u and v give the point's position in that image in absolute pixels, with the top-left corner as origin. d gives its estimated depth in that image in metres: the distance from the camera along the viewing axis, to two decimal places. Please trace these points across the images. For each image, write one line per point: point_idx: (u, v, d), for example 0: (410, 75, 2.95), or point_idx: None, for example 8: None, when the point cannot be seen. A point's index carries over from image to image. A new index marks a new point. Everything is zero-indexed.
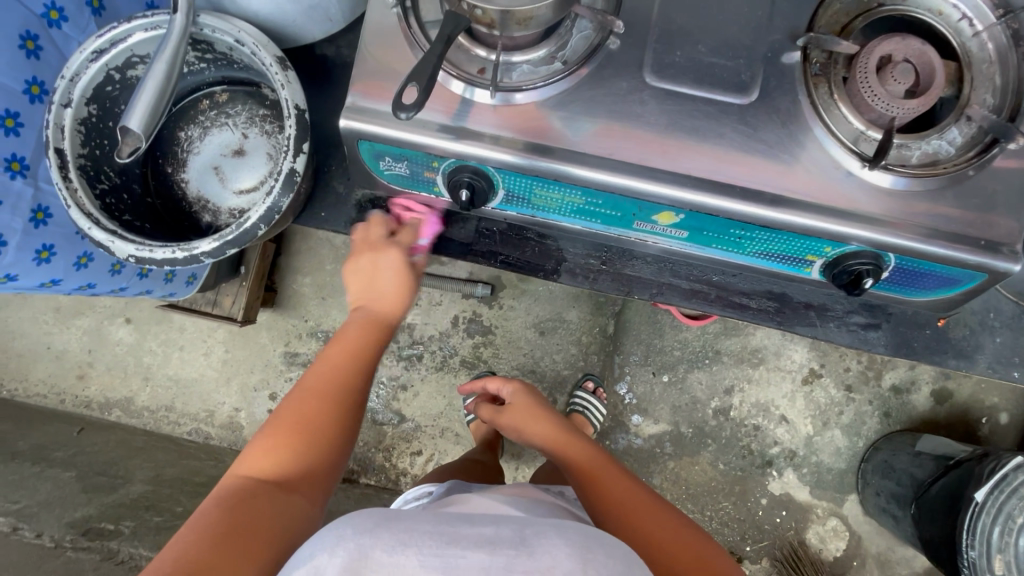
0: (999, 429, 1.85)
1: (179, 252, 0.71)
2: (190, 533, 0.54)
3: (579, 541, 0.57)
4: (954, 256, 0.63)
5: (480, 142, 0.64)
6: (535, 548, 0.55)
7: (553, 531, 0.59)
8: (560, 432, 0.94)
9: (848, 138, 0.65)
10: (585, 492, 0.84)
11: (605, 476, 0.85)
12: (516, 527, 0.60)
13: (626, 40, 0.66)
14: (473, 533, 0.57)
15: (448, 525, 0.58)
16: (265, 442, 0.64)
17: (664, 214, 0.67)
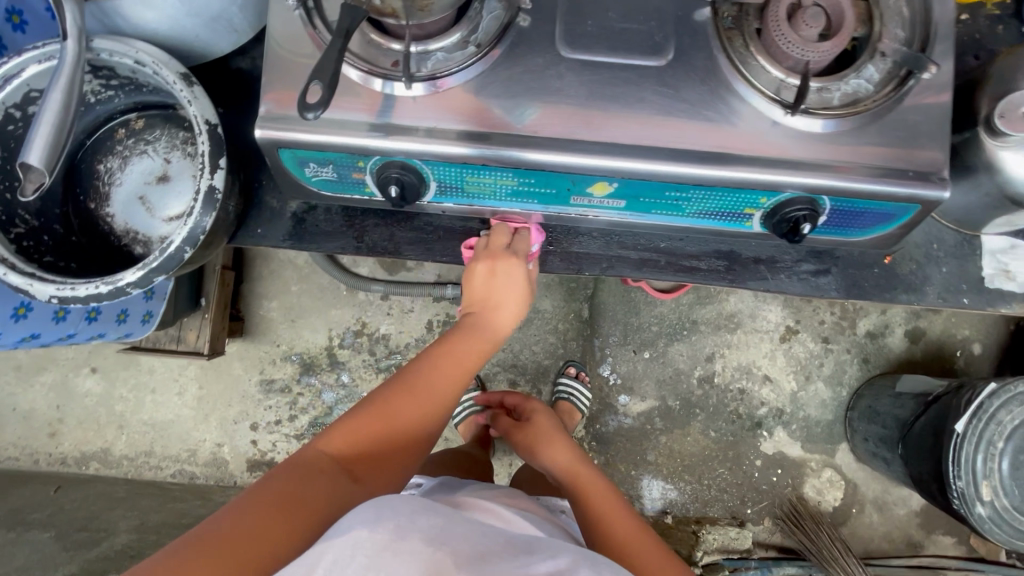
0: (974, 360, 1.88)
1: (102, 286, 0.68)
2: (254, 494, 0.57)
3: (602, 569, 0.60)
4: (886, 190, 0.64)
5: (401, 136, 0.63)
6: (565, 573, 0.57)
7: (576, 560, 0.61)
8: (581, 469, 0.90)
9: (769, 88, 0.65)
10: (599, 537, 0.79)
11: (621, 524, 0.80)
12: (536, 548, 0.63)
13: (536, 16, 0.66)
14: (501, 547, 0.60)
15: (477, 533, 0.61)
16: (354, 423, 0.67)
17: (598, 185, 0.66)
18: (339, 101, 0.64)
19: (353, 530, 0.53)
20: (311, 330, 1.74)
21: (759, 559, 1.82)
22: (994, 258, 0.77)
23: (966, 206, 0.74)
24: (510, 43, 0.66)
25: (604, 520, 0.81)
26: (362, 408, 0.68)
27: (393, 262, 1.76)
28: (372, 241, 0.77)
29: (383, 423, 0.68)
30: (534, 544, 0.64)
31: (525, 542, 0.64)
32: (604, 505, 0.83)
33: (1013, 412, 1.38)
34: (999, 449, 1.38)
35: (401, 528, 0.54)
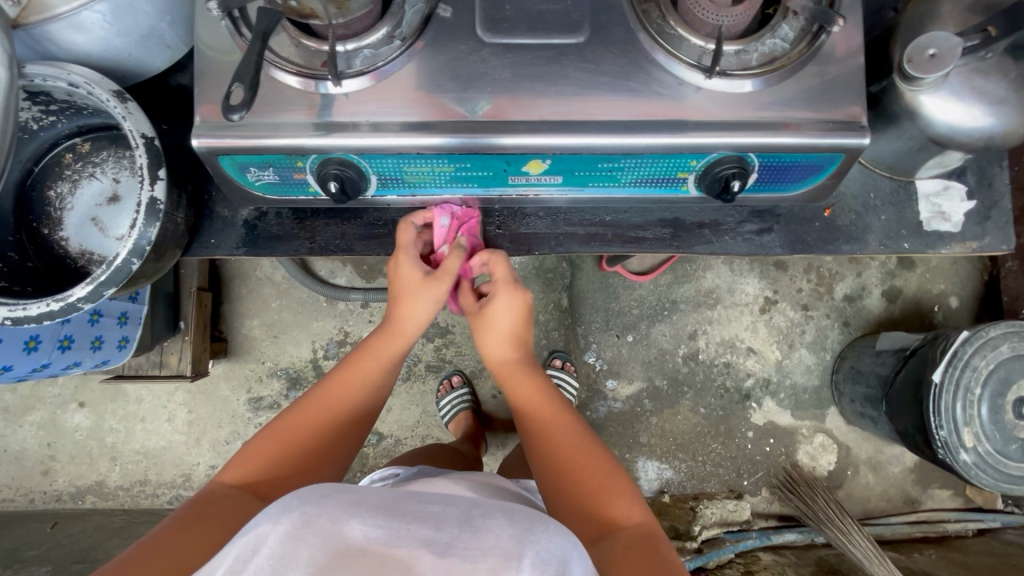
0: (953, 314, 1.90)
1: (53, 303, 0.69)
2: (166, 524, 0.63)
3: (522, 521, 0.59)
4: (810, 142, 0.66)
5: (335, 133, 0.64)
6: (478, 529, 0.57)
7: (494, 513, 0.61)
8: (523, 373, 0.84)
9: (689, 56, 0.66)
10: (543, 457, 0.77)
11: (566, 443, 0.77)
12: (463, 508, 0.62)
13: (456, 6, 0.68)
14: (422, 513, 0.59)
15: (399, 502, 0.60)
16: (257, 449, 0.73)
17: (532, 163, 0.68)
18: (272, 105, 0.66)
19: (257, 526, 0.53)
20: (294, 344, 1.75)
21: (760, 529, 1.84)
22: (929, 202, 0.80)
23: (894, 153, 0.76)
24: (433, 35, 0.68)
25: (547, 440, 0.78)
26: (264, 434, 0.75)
27: (369, 269, 1.77)
28: (324, 241, 0.79)
29: (284, 440, 0.74)
30: (463, 506, 0.63)
31: (454, 504, 0.64)
32: (548, 423, 0.79)
33: (987, 358, 1.41)
34: (977, 395, 1.40)
35: (303, 513, 0.53)
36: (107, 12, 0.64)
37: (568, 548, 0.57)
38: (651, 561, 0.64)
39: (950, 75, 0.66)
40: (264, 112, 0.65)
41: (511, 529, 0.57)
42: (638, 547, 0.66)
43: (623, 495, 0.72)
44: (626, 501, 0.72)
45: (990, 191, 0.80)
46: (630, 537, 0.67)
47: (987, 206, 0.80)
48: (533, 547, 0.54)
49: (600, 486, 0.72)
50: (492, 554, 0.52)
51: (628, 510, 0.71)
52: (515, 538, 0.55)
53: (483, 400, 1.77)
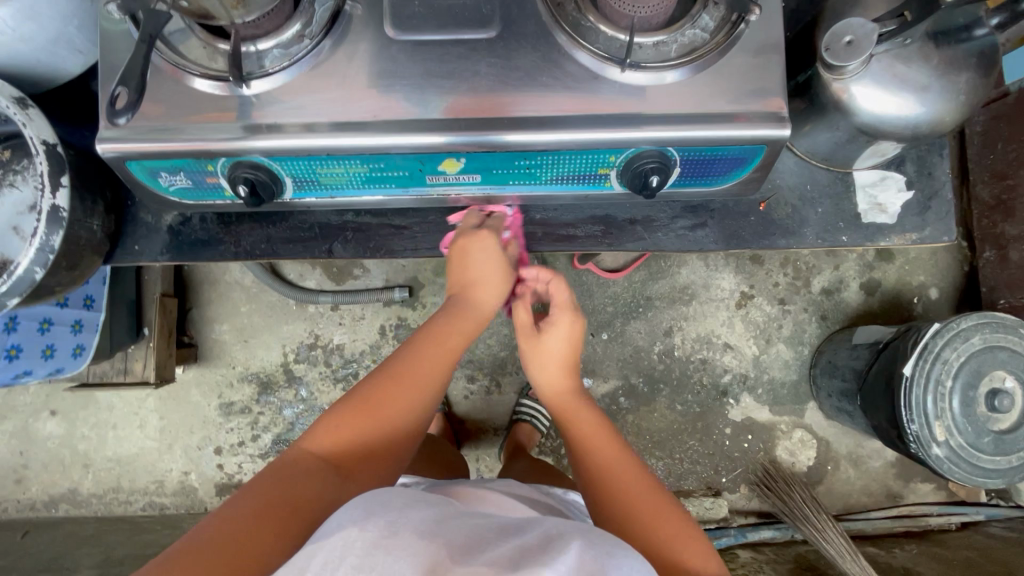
0: (932, 305, 1.87)
1: None
2: (242, 498, 0.58)
3: (603, 541, 0.57)
4: (726, 135, 0.64)
5: (241, 136, 0.63)
6: (560, 545, 0.54)
7: (571, 531, 0.58)
8: (584, 412, 0.82)
9: (605, 49, 0.65)
10: (607, 496, 0.74)
11: (628, 479, 0.75)
12: (534, 527, 0.60)
13: (366, 2, 0.67)
14: (492, 533, 0.57)
15: (464, 524, 0.58)
16: (337, 420, 0.66)
17: (447, 162, 0.67)
18: (180, 108, 0.65)
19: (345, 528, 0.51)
20: (264, 348, 1.74)
21: (738, 527, 1.82)
22: (866, 193, 0.78)
23: (827, 144, 0.74)
24: (344, 33, 0.66)
25: (611, 477, 0.75)
26: (343, 404, 0.67)
27: (338, 271, 1.75)
28: (249, 245, 0.78)
29: (366, 411, 0.67)
30: (535, 524, 0.61)
31: (530, 524, 0.61)
32: (613, 458, 0.77)
33: (958, 349, 1.38)
34: (948, 388, 1.38)
35: (385, 523, 0.52)
36: (9, 17, 0.63)
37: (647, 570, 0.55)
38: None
39: (871, 63, 0.64)
40: (172, 115, 0.64)
41: (593, 548, 0.54)
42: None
43: (690, 535, 0.70)
44: (696, 541, 0.69)
45: (930, 180, 0.78)
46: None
47: (927, 195, 0.78)
48: (615, 564, 0.53)
49: (667, 524, 0.70)
50: (573, 563, 0.51)
51: (696, 553, 0.68)
52: (596, 553, 0.54)
53: (456, 401, 1.76)
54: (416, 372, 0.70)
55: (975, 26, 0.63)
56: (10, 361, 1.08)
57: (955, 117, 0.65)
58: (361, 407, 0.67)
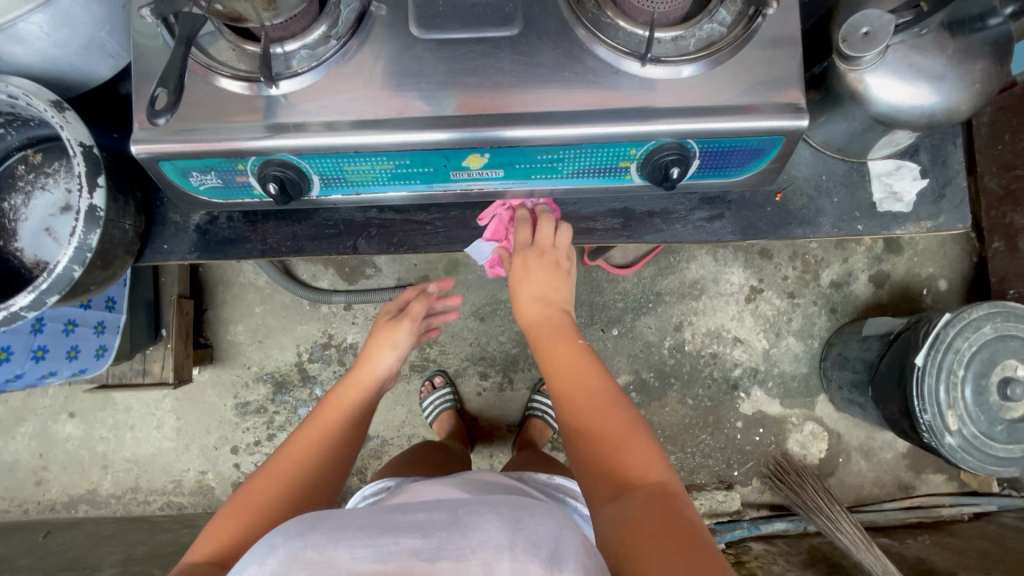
0: (941, 297, 1.88)
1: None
2: None
3: (508, 511, 0.59)
4: (747, 126, 0.65)
5: (272, 136, 0.65)
6: (467, 526, 0.56)
7: (479, 509, 0.60)
8: (559, 332, 0.77)
9: (626, 44, 0.66)
10: (568, 418, 0.72)
11: (593, 404, 0.72)
12: (451, 510, 0.61)
13: (390, 3, 0.68)
14: (408, 523, 0.58)
15: (382, 518, 0.60)
16: (223, 518, 0.75)
17: (471, 157, 0.68)
18: (211, 108, 0.66)
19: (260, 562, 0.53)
20: (279, 348, 1.76)
21: (751, 520, 1.83)
22: (882, 181, 0.79)
23: (842, 134, 0.75)
24: (369, 33, 0.68)
25: (574, 398, 0.73)
26: (229, 505, 0.77)
27: (351, 271, 1.77)
28: (276, 242, 0.80)
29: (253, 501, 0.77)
30: (451, 507, 0.62)
31: (440, 508, 0.62)
32: (578, 379, 0.74)
33: (970, 339, 1.39)
34: (960, 377, 1.39)
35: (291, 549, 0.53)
36: (44, 23, 0.65)
37: (557, 530, 0.57)
38: (665, 528, 0.59)
39: (887, 53, 0.65)
40: (203, 116, 0.66)
41: (499, 519, 0.57)
42: (654, 511, 0.61)
43: (643, 452, 0.68)
44: (649, 459, 0.67)
45: (944, 169, 0.79)
46: (647, 497, 0.63)
47: (942, 183, 0.79)
48: (524, 536, 0.55)
49: (620, 444, 0.68)
50: (483, 551, 0.53)
51: (649, 469, 0.66)
52: (507, 529, 0.55)
53: (469, 398, 1.77)
54: (330, 417, 0.87)
55: (989, 15, 0.64)
56: (37, 362, 1.10)
57: (971, 104, 0.66)
58: (287, 455, 0.82)
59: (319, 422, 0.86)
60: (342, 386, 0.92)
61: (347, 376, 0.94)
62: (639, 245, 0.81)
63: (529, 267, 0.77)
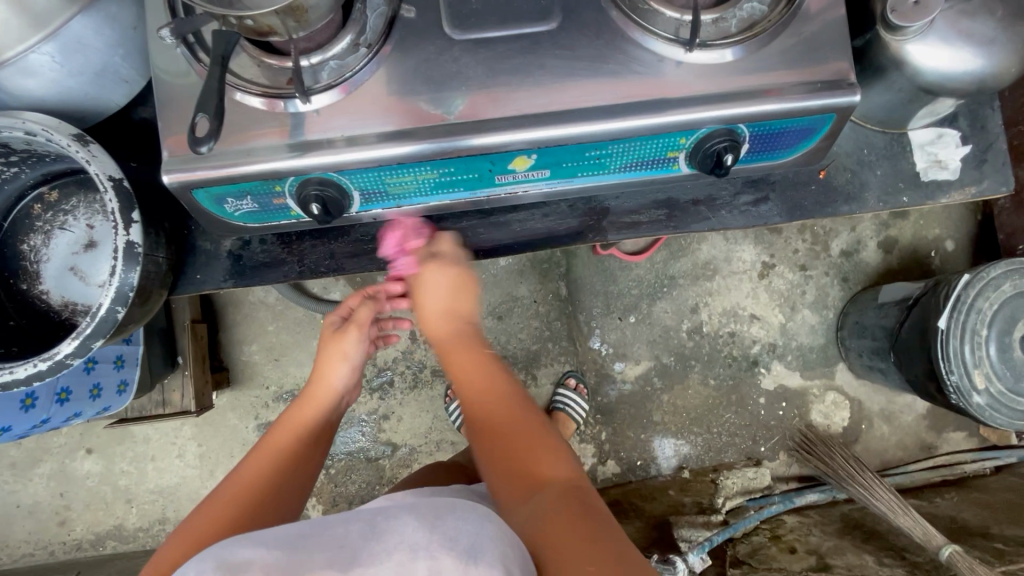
0: (950, 257, 1.89)
1: (40, 363, 0.69)
2: None
3: (425, 516, 0.64)
4: (799, 106, 0.64)
5: (313, 153, 0.62)
6: (384, 533, 0.61)
7: (396, 516, 0.65)
8: (468, 343, 0.79)
9: (668, 30, 0.64)
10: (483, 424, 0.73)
11: (510, 410, 0.74)
12: (368, 519, 0.65)
13: (419, 4, 0.66)
14: (326, 536, 0.61)
15: (303, 528, 0.63)
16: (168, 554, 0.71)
17: (517, 160, 0.66)
18: (243, 130, 0.63)
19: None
20: (296, 365, 1.73)
21: (781, 493, 1.84)
22: (925, 151, 0.78)
23: (884, 106, 0.74)
24: (399, 38, 0.65)
25: (490, 404, 0.74)
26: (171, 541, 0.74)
27: (363, 280, 1.74)
28: (313, 262, 0.78)
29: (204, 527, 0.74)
30: (368, 515, 0.67)
31: (357, 518, 0.66)
32: (489, 388, 0.75)
33: (990, 298, 1.40)
34: (983, 336, 1.40)
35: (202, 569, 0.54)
36: (55, 53, 0.63)
37: (474, 526, 0.63)
38: (578, 524, 0.63)
39: (936, 21, 0.65)
40: (235, 138, 0.63)
41: (416, 523, 0.62)
42: (565, 510, 0.64)
43: (552, 452, 0.72)
44: (558, 459, 0.71)
45: (984, 133, 0.78)
46: (558, 495, 0.67)
47: (983, 148, 0.79)
48: (442, 532, 0.60)
49: (536, 447, 0.71)
50: (399, 551, 0.58)
51: (560, 469, 0.70)
52: (423, 530, 0.61)
53: None
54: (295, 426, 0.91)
55: None
56: (61, 405, 1.08)
57: (1020, 67, 0.65)
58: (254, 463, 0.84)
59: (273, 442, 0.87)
60: (298, 403, 0.94)
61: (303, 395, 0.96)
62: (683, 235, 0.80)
63: (432, 276, 0.77)
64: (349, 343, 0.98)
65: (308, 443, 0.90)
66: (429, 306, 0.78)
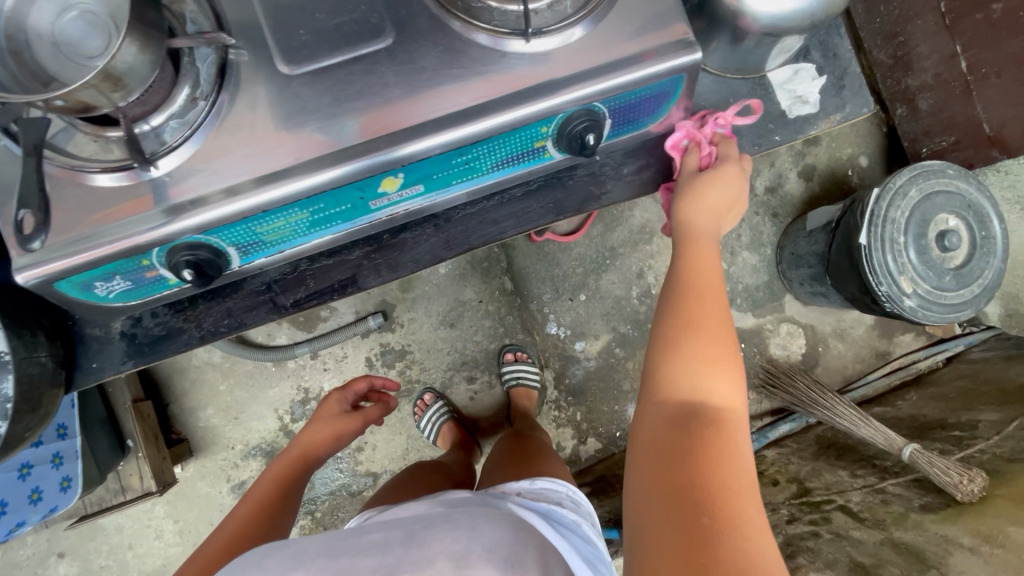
0: (866, 172, 1.96)
1: None
2: None
3: (464, 523, 0.70)
4: (646, 75, 0.65)
5: (170, 220, 0.60)
6: (424, 541, 0.67)
7: (434, 524, 0.72)
8: (700, 244, 0.74)
9: (505, 23, 0.64)
10: (669, 313, 0.70)
11: (705, 318, 0.68)
12: (406, 526, 0.73)
13: (250, 45, 0.63)
14: (365, 543, 0.70)
15: (341, 541, 0.70)
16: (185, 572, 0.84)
17: (386, 182, 0.65)
18: (92, 212, 0.60)
19: None
20: (258, 418, 1.69)
21: (758, 430, 1.90)
22: (785, 89, 0.82)
23: (737, 54, 0.77)
24: (236, 83, 0.63)
25: (678, 296, 0.70)
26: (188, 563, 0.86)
27: (306, 319, 1.70)
28: (212, 325, 0.78)
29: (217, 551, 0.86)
30: (406, 524, 0.74)
31: (395, 526, 0.74)
32: (696, 286, 0.70)
33: (902, 206, 1.47)
34: (902, 243, 1.47)
35: None
36: None
37: (509, 537, 0.69)
38: (700, 454, 0.58)
39: None
40: (83, 223, 0.60)
41: (457, 532, 0.68)
42: (685, 431, 0.61)
43: (730, 375, 0.66)
44: (730, 388, 0.65)
45: (837, 61, 0.82)
46: (707, 412, 0.63)
47: (839, 75, 0.82)
48: (480, 544, 0.66)
49: (713, 361, 0.66)
50: (442, 557, 0.64)
51: (726, 396, 0.65)
52: (463, 539, 0.67)
53: (463, 405, 1.76)
54: (272, 480, 1.02)
55: None
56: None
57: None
58: (241, 509, 0.96)
59: (260, 493, 0.99)
60: (285, 460, 1.07)
61: (287, 453, 1.09)
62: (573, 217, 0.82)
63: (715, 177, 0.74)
64: (338, 421, 1.14)
65: (291, 490, 1.02)
66: (707, 197, 0.74)
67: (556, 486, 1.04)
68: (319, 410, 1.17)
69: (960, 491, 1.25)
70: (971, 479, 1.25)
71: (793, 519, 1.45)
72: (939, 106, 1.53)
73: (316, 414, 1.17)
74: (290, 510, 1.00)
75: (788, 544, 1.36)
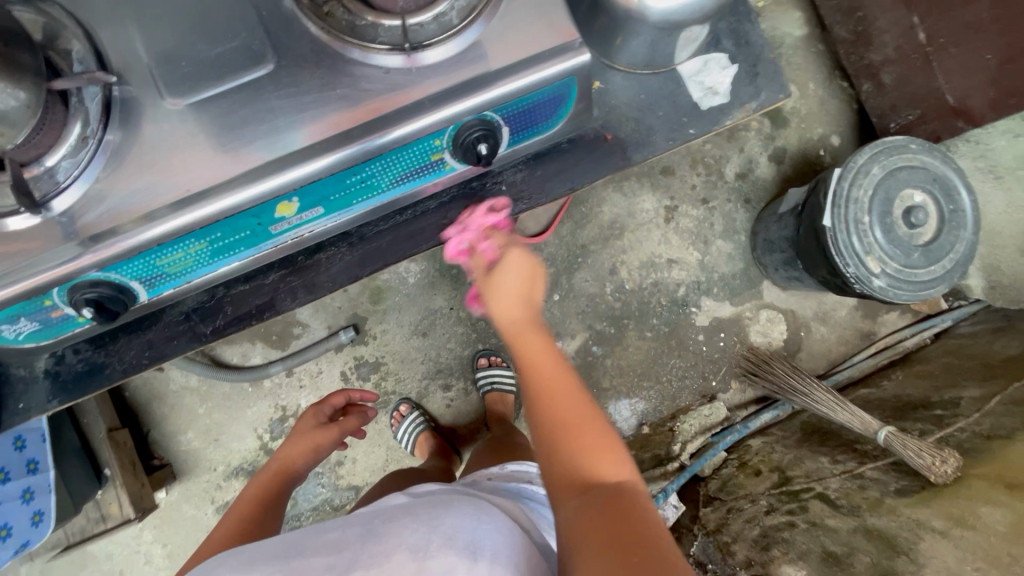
0: (838, 151, 1.90)
1: None
2: None
3: (426, 514, 0.68)
4: (533, 81, 0.64)
5: (60, 263, 0.61)
6: (384, 536, 0.66)
7: (397, 518, 0.69)
8: (534, 337, 0.74)
9: (389, 39, 0.64)
10: (539, 427, 0.69)
11: (570, 415, 0.68)
12: (365, 521, 0.71)
13: (135, 81, 0.64)
14: (324, 542, 0.68)
15: (299, 542, 0.69)
16: None
17: (282, 207, 0.67)
18: None
19: None
20: (237, 439, 1.70)
21: (743, 419, 1.87)
22: (696, 81, 0.84)
23: (644, 49, 0.77)
24: (124, 119, 0.63)
25: (544, 405, 0.69)
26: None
27: (279, 336, 1.71)
28: (133, 358, 0.81)
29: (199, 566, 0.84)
30: (366, 519, 0.72)
31: (355, 522, 0.72)
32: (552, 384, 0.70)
33: (864, 185, 1.43)
34: (867, 223, 1.43)
35: None
36: None
37: (473, 523, 0.67)
38: (623, 544, 0.54)
39: None
40: None
41: (418, 524, 0.66)
42: (603, 525, 0.57)
43: (614, 454, 0.66)
44: (618, 463, 0.65)
45: (749, 48, 0.85)
46: (609, 499, 0.60)
47: (752, 62, 0.85)
48: (442, 532, 0.64)
49: (599, 450, 0.66)
50: (401, 551, 0.62)
51: (616, 475, 0.64)
52: (425, 529, 0.65)
53: (439, 414, 1.77)
54: (252, 495, 1.00)
55: None
56: (5, 540, 1.20)
57: None
58: (223, 525, 0.93)
59: (240, 509, 0.97)
60: (264, 476, 1.05)
61: (267, 468, 1.07)
62: (483, 228, 0.84)
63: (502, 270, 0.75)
64: (316, 432, 1.12)
65: (274, 503, 1.00)
66: (504, 291, 0.75)
67: (527, 467, 1.05)
68: (297, 425, 1.15)
69: (934, 473, 1.23)
70: (944, 460, 1.22)
71: (771, 510, 1.44)
72: (902, 80, 1.48)
73: (296, 428, 1.15)
74: (272, 523, 0.97)
75: (764, 537, 1.37)
